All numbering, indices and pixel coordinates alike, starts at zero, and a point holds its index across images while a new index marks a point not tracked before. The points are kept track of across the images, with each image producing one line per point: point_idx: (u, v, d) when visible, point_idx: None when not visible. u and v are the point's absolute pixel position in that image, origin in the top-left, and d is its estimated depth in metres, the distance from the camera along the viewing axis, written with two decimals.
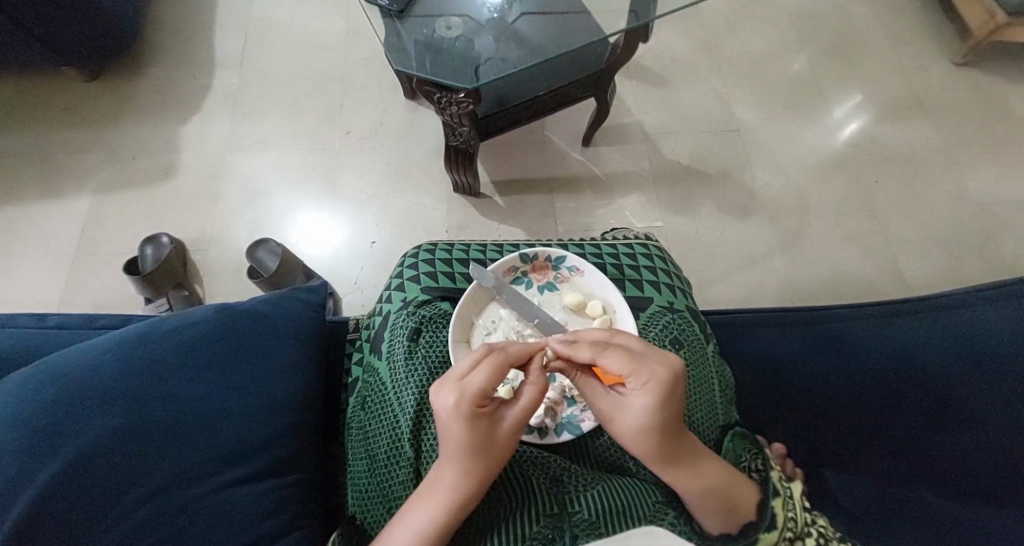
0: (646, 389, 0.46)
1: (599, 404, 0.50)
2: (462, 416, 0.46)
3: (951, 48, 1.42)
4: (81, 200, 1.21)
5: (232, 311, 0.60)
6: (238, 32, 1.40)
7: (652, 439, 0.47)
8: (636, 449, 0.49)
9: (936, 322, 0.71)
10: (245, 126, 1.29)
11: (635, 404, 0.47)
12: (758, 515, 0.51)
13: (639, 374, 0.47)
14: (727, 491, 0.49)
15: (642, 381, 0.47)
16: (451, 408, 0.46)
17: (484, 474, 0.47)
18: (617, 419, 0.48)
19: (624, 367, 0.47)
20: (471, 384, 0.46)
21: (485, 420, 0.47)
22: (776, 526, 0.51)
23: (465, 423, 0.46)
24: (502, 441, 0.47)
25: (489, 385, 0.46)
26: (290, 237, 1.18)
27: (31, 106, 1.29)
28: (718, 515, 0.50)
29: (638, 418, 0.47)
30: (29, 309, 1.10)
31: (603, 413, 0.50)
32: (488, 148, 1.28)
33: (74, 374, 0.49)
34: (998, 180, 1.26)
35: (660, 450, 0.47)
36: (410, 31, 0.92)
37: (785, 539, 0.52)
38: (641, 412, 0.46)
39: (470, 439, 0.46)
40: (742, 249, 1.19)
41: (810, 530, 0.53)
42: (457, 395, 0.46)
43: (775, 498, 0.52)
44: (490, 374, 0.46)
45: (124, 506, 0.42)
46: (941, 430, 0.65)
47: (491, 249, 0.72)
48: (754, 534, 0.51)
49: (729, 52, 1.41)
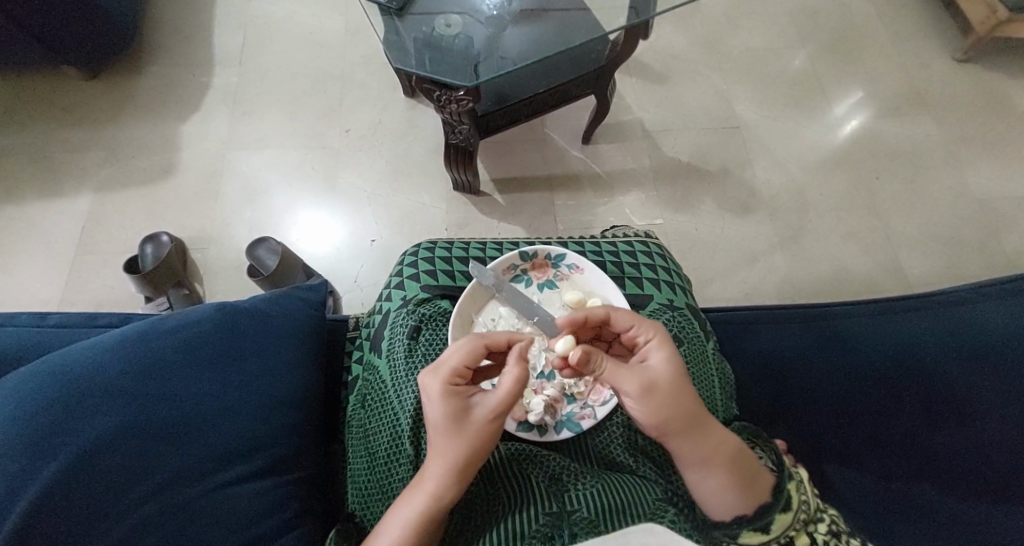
0: (658, 342, 0.53)
1: (631, 373, 0.50)
2: (438, 392, 0.49)
3: (952, 44, 1.41)
4: (81, 199, 1.21)
5: (232, 309, 0.60)
6: (237, 31, 1.40)
7: (681, 390, 0.49)
8: (676, 413, 0.48)
9: (936, 319, 0.71)
10: (244, 124, 1.29)
11: (654, 356, 0.51)
12: (773, 496, 0.49)
13: (646, 327, 0.54)
14: (741, 460, 0.50)
15: (651, 331, 0.53)
16: (429, 385, 0.49)
17: (457, 451, 0.46)
18: (655, 380, 0.49)
19: (632, 322, 0.54)
20: (448, 362, 0.50)
21: (461, 400, 0.49)
22: (792, 506, 0.49)
23: (443, 401, 0.48)
24: (478, 426, 0.47)
25: (465, 363, 0.50)
26: (290, 235, 1.18)
27: (30, 106, 1.29)
28: (742, 488, 0.49)
29: (665, 368, 0.50)
30: (30, 308, 1.11)
31: (640, 381, 0.49)
32: (487, 145, 1.28)
33: (74, 373, 0.49)
34: (999, 176, 1.26)
35: (690, 403, 0.49)
36: (409, 28, 0.92)
37: (799, 523, 0.49)
38: (664, 360, 0.51)
39: (445, 417, 0.48)
40: (742, 247, 1.19)
41: (822, 516, 0.51)
42: (434, 371, 0.50)
43: (790, 481, 0.51)
44: (467, 351, 0.51)
45: (126, 505, 0.42)
46: (941, 427, 0.65)
47: (491, 247, 0.72)
48: (770, 514, 0.49)
49: (729, 49, 1.41)
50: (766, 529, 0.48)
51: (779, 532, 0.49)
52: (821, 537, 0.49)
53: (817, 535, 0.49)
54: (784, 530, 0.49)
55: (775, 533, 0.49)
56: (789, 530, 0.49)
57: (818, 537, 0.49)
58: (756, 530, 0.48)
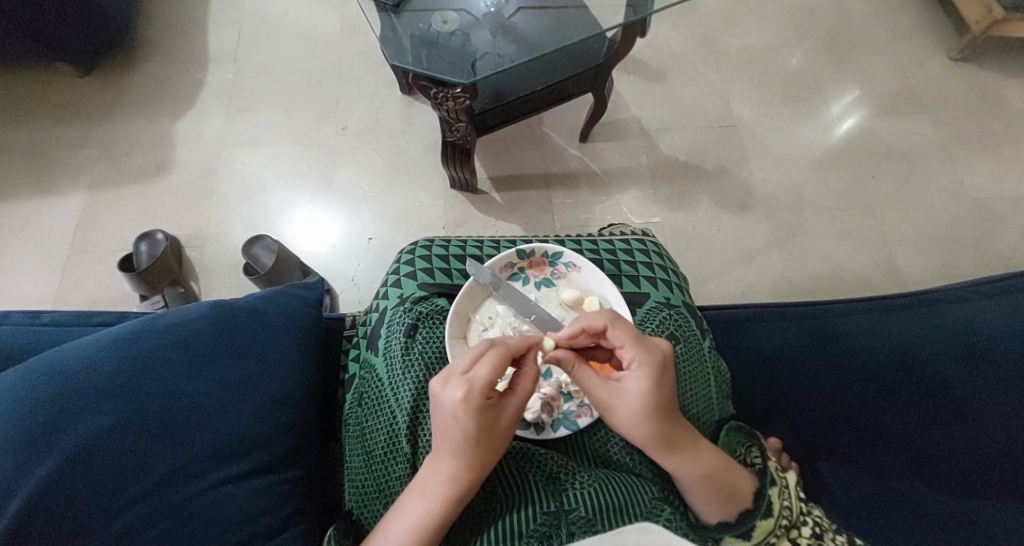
0: (641, 374, 0.49)
1: (600, 394, 0.50)
2: (472, 406, 0.46)
3: (948, 43, 1.42)
4: (75, 197, 1.20)
5: (228, 307, 0.59)
6: (232, 27, 1.39)
7: (651, 420, 0.48)
8: (637, 435, 0.49)
9: (930, 317, 0.71)
10: (240, 121, 1.29)
11: (632, 384, 0.49)
12: (754, 502, 0.50)
13: (636, 351, 0.50)
14: (722, 476, 0.49)
15: (636, 359, 0.50)
16: (460, 400, 0.46)
17: (476, 457, 0.47)
18: (618, 407, 0.49)
19: (625, 342, 0.51)
20: (478, 376, 0.47)
21: (490, 412, 0.47)
22: (773, 512, 0.50)
23: (473, 416, 0.46)
24: (503, 425, 0.48)
25: (495, 375, 0.47)
26: (286, 233, 1.18)
27: (23, 102, 1.28)
28: (718, 501, 0.50)
29: (637, 400, 0.49)
30: (23, 306, 1.10)
31: (605, 403, 0.50)
32: (485, 143, 1.27)
33: (68, 370, 0.48)
34: (994, 175, 1.26)
35: (659, 432, 0.49)
36: (406, 25, 0.91)
37: (782, 528, 0.50)
38: (641, 394, 0.48)
39: (477, 430, 0.46)
40: (739, 244, 1.19)
41: (805, 519, 0.51)
42: (466, 387, 0.46)
43: (772, 486, 0.51)
44: (495, 366, 0.47)
45: (122, 502, 0.42)
46: (935, 426, 0.65)
47: (488, 245, 0.72)
48: (751, 521, 0.50)
49: (726, 47, 1.41)
50: (747, 535, 0.50)
51: (761, 538, 0.50)
52: (804, 541, 0.50)
53: (801, 539, 0.50)
54: (765, 536, 0.50)
55: (756, 539, 0.50)
56: (770, 536, 0.50)
57: (802, 541, 0.50)
58: (738, 536, 0.50)
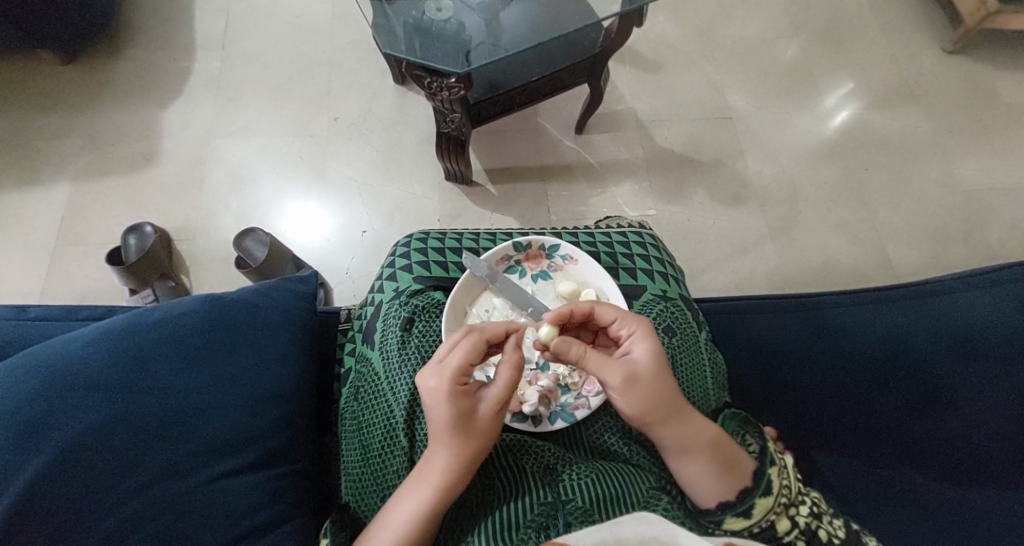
0: (643, 337, 0.52)
1: (613, 364, 0.50)
2: (445, 393, 0.47)
3: (943, 35, 1.42)
4: (59, 188, 1.17)
5: (220, 301, 0.58)
6: (220, 14, 1.36)
7: (664, 379, 0.50)
8: (663, 400, 0.49)
9: (923, 309, 0.72)
10: (229, 111, 1.26)
11: (638, 348, 0.51)
12: (753, 480, 0.49)
13: (626, 319, 0.53)
14: (722, 447, 0.50)
15: (634, 324, 0.53)
16: (433, 387, 0.48)
17: (461, 449, 0.47)
18: (636, 372, 0.49)
19: (616, 313, 0.54)
20: (451, 363, 0.48)
21: (467, 399, 0.48)
22: (773, 490, 0.49)
23: (449, 402, 0.47)
24: (479, 423, 0.48)
25: (469, 361, 0.48)
26: (277, 225, 1.16)
27: (2, 91, 1.25)
28: (722, 473, 0.49)
29: (647, 359, 0.50)
30: (7, 300, 1.07)
31: (624, 372, 0.49)
32: (479, 134, 1.26)
33: (55, 367, 0.47)
34: (987, 167, 1.27)
35: (671, 392, 0.50)
36: (398, 12, 0.89)
37: (780, 506, 0.49)
38: (649, 351, 0.51)
39: (455, 417, 0.47)
40: (733, 237, 1.19)
41: (803, 499, 0.51)
42: (438, 374, 0.48)
43: (772, 466, 0.50)
44: (469, 350, 0.48)
45: (114, 500, 0.42)
46: (927, 413, 0.66)
47: (484, 238, 0.71)
48: (750, 499, 0.48)
49: (722, 37, 1.40)
50: (747, 513, 0.48)
51: (760, 517, 0.49)
52: (802, 519, 0.50)
53: (799, 517, 0.50)
54: (765, 514, 0.49)
55: (756, 518, 0.48)
56: (770, 514, 0.49)
57: (799, 520, 0.50)
58: (739, 515, 0.48)
